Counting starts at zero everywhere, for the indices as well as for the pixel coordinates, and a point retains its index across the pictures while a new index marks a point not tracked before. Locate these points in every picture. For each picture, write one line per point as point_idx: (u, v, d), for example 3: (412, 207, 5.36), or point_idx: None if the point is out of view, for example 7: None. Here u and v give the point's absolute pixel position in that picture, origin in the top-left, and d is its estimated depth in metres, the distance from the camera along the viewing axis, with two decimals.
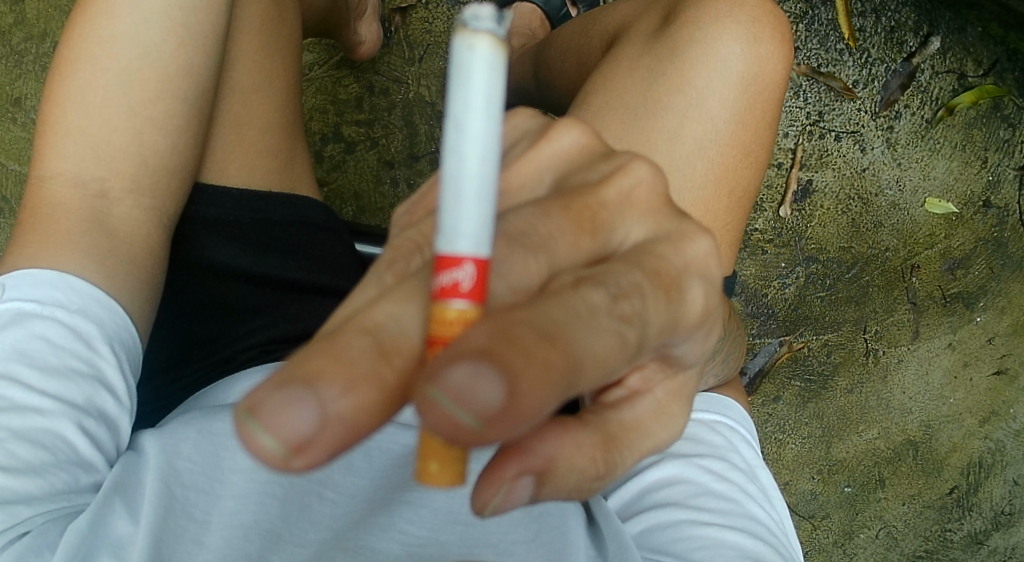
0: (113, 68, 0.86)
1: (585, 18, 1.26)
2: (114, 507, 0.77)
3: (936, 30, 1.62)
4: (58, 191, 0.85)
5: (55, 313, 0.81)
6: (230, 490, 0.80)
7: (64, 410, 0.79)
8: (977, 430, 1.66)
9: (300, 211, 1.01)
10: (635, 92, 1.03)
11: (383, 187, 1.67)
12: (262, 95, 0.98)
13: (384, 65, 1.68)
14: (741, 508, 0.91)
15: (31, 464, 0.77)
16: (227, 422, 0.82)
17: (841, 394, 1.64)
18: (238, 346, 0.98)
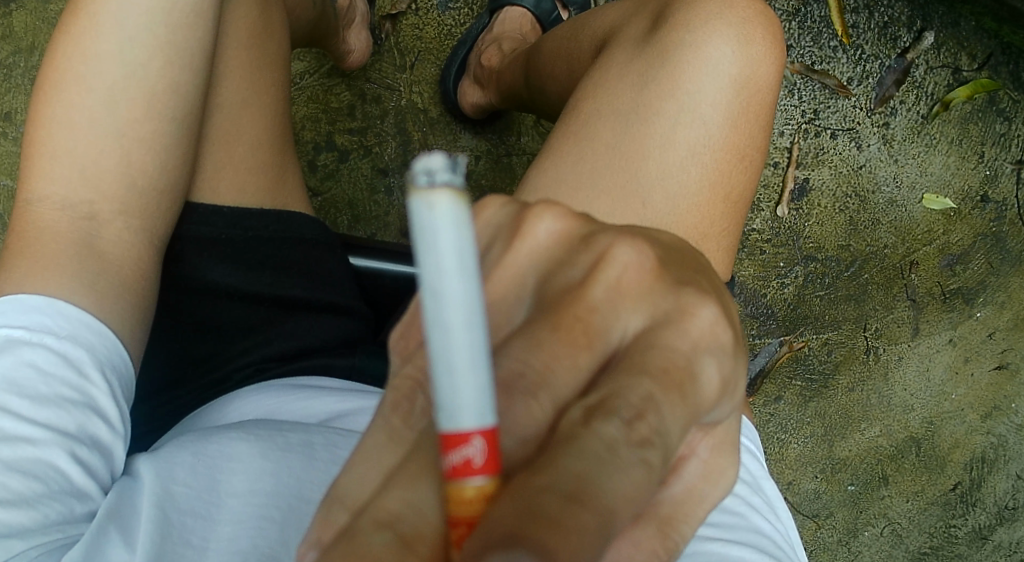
0: (99, 88, 0.85)
1: (575, 23, 1.24)
2: (110, 535, 0.76)
3: (930, 25, 1.62)
4: (46, 214, 0.84)
5: (45, 340, 0.80)
6: (227, 515, 0.78)
7: (56, 439, 0.78)
8: (980, 425, 1.65)
9: (291, 227, 1.00)
10: (627, 97, 1.02)
11: (377, 196, 1.66)
12: (251, 110, 0.98)
13: (376, 72, 1.67)
14: (747, 522, 0.90)
15: (24, 495, 0.75)
16: (224, 444, 0.81)
17: (842, 393, 1.63)
18: (233, 365, 0.98)
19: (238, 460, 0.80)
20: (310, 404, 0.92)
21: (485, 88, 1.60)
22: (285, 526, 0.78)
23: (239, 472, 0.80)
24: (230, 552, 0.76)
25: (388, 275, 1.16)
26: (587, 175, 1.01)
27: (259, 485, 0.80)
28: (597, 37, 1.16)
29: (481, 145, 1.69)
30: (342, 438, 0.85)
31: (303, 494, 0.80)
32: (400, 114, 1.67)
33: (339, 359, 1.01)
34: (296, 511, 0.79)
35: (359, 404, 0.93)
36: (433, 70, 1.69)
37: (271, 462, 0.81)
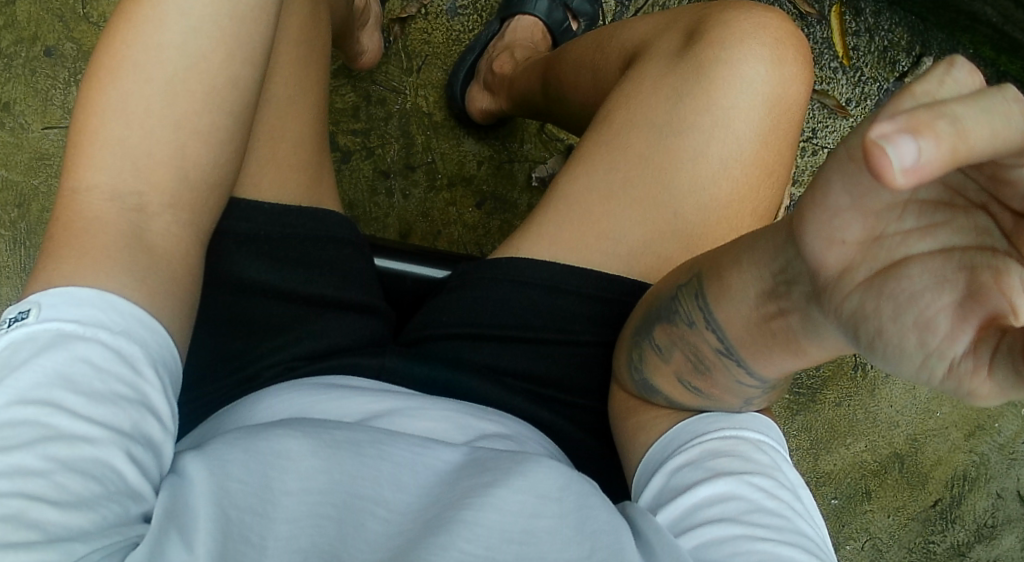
0: (159, 77, 0.87)
1: (598, 35, 1.28)
2: (170, 536, 0.78)
3: (928, 51, 1.70)
4: (95, 205, 0.85)
5: (99, 335, 0.80)
6: (283, 513, 0.82)
7: (113, 438, 0.78)
8: (963, 444, 1.71)
9: (326, 225, 1.04)
10: (660, 110, 1.09)
11: (377, 198, 1.67)
12: (296, 106, 1.02)
13: (382, 75, 1.67)
14: (794, 524, 0.92)
15: (84, 497, 0.75)
16: (271, 441, 0.85)
17: (829, 407, 1.68)
18: (261, 364, 1.00)
19: (290, 458, 0.84)
20: (343, 405, 0.95)
21: (496, 95, 1.61)
22: (341, 522, 0.83)
23: (291, 470, 0.84)
24: (290, 550, 0.80)
25: (409, 276, 1.24)
26: (619, 184, 1.09)
27: (312, 483, 0.84)
28: (626, 50, 1.20)
29: (484, 151, 1.70)
30: (386, 436, 0.89)
31: (355, 491, 0.85)
32: (405, 118, 1.68)
33: (368, 359, 1.03)
34: (349, 507, 0.84)
35: (391, 405, 0.96)
36: (439, 74, 1.70)
37: (322, 460, 0.85)
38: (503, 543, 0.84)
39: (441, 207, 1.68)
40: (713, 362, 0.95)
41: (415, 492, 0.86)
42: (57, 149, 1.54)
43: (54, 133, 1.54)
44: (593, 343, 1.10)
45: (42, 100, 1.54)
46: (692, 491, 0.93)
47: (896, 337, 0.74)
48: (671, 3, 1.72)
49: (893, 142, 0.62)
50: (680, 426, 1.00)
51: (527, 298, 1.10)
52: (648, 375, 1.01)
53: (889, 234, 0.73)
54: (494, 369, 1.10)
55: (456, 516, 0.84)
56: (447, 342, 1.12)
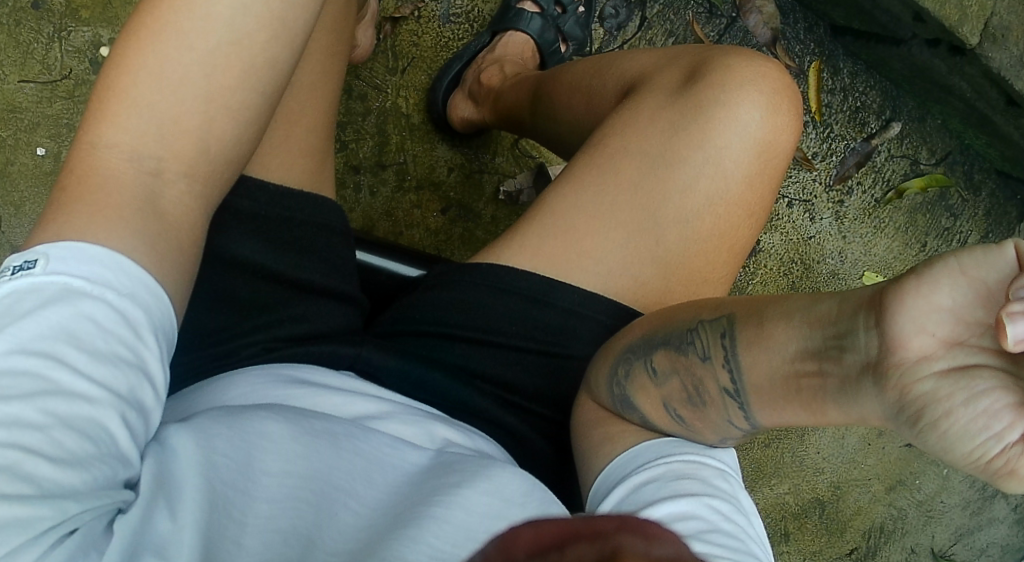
0: (200, 49, 0.90)
1: (596, 61, 1.33)
2: (158, 508, 0.83)
3: (898, 116, 1.80)
4: (113, 162, 0.88)
5: (105, 294, 0.83)
6: (264, 493, 0.85)
7: (110, 400, 0.80)
8: (883, 496, 1.89)
9: (321, 213, 1.07)
10: (655, 141, 1.14)
11: (345, 191, 1.67)
12: (317, 93, 1.06)
13: (366, 71, 1.68)
14: (747, 548, 0.96)
15: (78, 455, 0.78)
16: (253, 422, 0.89)
17: (758, 446, 1.82)
18: (241, 341, 1.03)
19: (271, 440, 0.89)
20: (319, 399, 0.97)
21: (480, 106, 1.63)
22: (317, 509, 0.86)
23: (273, 452, 0.88)
24: (270, 530, 0.83)
25: (385, 272, 1.26)
26: (606, 208, 1.13)
27: (292, 466, 0.87)
28: (625, 80, 1.25)
29: (456, 158, 1.73)
30: (361, 432, 0.94)
31: (331, 481, 0.88)
32: (383, 116, 1.69)
33: (346, 348, 1.08)
34: (325, 494, 0.87)
35: (365, 407, 0.99)
36: (423, 78, 1.72)
37: (301, 445, 0.89)
38: (468, 541, 0.83)
39: (407, 208, 1.70)
40: (713, 399, 1.00)
41: (386, 488, 0.89)
42: (28, 106, 1.52)
43: (29, 89, 1.53)
44: (563, 356, 1.13)
45: (21, 53, 1.53)
46: (656, 504, 0.96)
47: (962, 422, 0.79)
48: (658, 40, 1.75)
49: (1014, 321, 0.73)
50: (647, 445, 1.04)
51: (504, 306, 1.13)
52: (632, 394, 1.05)
53: (970, 344, 0.78)
54: (464, 371, 1.13)
55: (426, 512, 0.84)
56: (416, 340, 1.14)
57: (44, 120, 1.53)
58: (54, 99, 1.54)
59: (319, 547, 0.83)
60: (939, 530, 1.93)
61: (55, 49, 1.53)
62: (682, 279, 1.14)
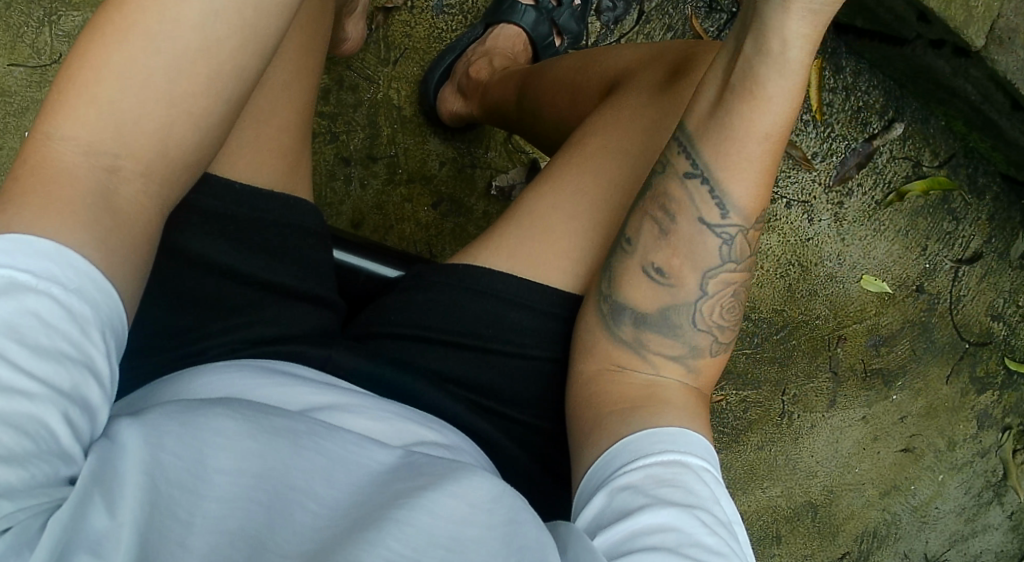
0: (164, 52, 0.90)
1: (584, 57, 1.33)
2: (93, 499, 0.79)
3: (901, 116, 1.76)
4: (65, 155, 0.88)
5: (52, 289, 0.82)
6: (214, 491, 0.83)
7: (52, 397, 0.79)
8: (877, 501, 1.86)
9: (295, 214, 1.09)
10: (636, 141, 1.15)
11: (335, 183, 1.63)
12: (287, 96, 1.08)
13: (358, 61, 1.64)
14: None
15: (15, 452, 0.76)
16: (209, 419, 0.87)
17: (751, 449, 1.79)
18: (210, 342, 1.03)
19: (226, 437, 0.86)
20: (286, 393, 0.96)
21: (469, 100, 1.59)
22: (270, 509, 0.84)
23: (226, 450, 0.85)
24: (217, 531, 0.81)
25: (364, 273, 1.25)
26: (584, 208, 1.15)
27: (245, 465, 0.85)
28: (609, 77, 1.26)
29: (448, 152, 1.68)
30: (324, 430, 0.91)
31: (288, 481, 0.86)
32: (374, 107, 1.65)
33: (314, 349, 1.06)
34: (280, 495, 0.85)
35: (334, 400, 0.98)
36: (415, 70, 1.68)
37: (258, 444, 0.87)
38: (429, 547, 0.84)
39: (396, 202, 1.66)
40: (681, 205, 1.07)
41: (348, 489, 0.87)
42: (18, 90, 1.49)
43: (19, 73, 1.49)
44: (538, 358, 1.13)
45: (11, 37, 1.48)
46: (631, 517, 0.92)
47: None
48: (656, 34, 1.71)
49: None
50: (624, 442, 1.00)
51: (479, 308, 1.13)
52: (619, 294, 1.09)
53: None
54: (438, 374, 1.13)
55: (388, 515, 0.84)
56: (392, 341, 1.14)
57: (34, 105, 1.49)
58: (43, 84, 1.50)
59: (271, 550, 0.82)
60: (933, 536, 1.90)
61: (46, 33, 1.49)
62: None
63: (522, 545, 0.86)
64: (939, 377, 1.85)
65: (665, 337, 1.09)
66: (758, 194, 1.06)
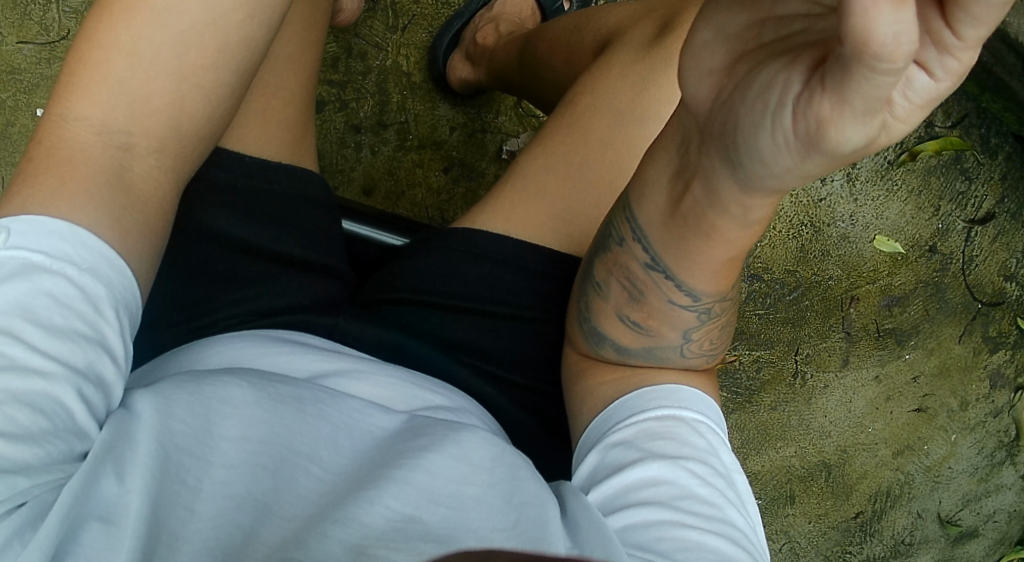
0: (174, 27, 0.91)
1: (576, 17, 1.31)
2: (104, 471, 0.81)
3: None
4: (81, 135, 0.90)
5: (65, 269, 0.84)
6: (221, 458, 0.85)
7: (66, 375, 0.82)
8: (890, 461, 1.86)
9: (303, 185, 1.09)
10: (626, 97, 1.13)
11: (347, 151, 1.64)
12: (292, 66, 1.08)
13: (365, 29, 1.63)
14: (723, 514, 0.93)
15: (31, 430, 0.79)
16: (218, 386, 0.88)
17: (764, 409, 1.80)
18: (220, 314, 1.04)
19: (232, 405, 0.87)
20: (293, 359, 0.98)
21: (477, 66, 1.59)
22: (276, 475, 0.85)
23: (234, 417, 0.87)
24: (223, 496, 0.83)
25: (373, 242, 1.26)
26: (577, 165, 1.13)
27: (252, 431, 0.86)
28: (601, 35, 1.24)
29: (458, 117, 1.68)
30: (328, 396, 0.92)
31: (292, 446, 0.87)
32: (384, 74, 1.65)
33: (321, 318, 1.08)
34: (284, 461, 0.86)
35: (339, 366, 0.99)
36: (423, 36, 1.67)
37: (264, 411, 0.88)
38: (430, 505, 0.85)
39: (408, 167, 1.66)
40: (646, 283, 1.05)
41: (351, 455, 0.89)
42: (28, 67, 1.50)
43: (28, 50, 1.50)
44: (538, 320, 1.13)
45: (19, 15, 1.50)
46: (623, 472, 0.95)
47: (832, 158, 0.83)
48: None
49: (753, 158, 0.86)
50: (619, 402, 1.03)
51: (478, 271, 1.12)
52: (597, 322, 1.07)
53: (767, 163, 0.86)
54: (442, 340, 1.12)
55: (387, 475, 0.86)
56: (393, 307, 1.14)
57: (42, 80, 1.50)
58: (53, 60, 1.51)
59: (275, 514, 0.83)
60: (946, 496, 1.90)
61: (54, 10, 1.50)
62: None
63: (520, 502, 0.87)
64: (951, 337, 1.84)
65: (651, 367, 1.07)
66: (719, 277, 1.03)
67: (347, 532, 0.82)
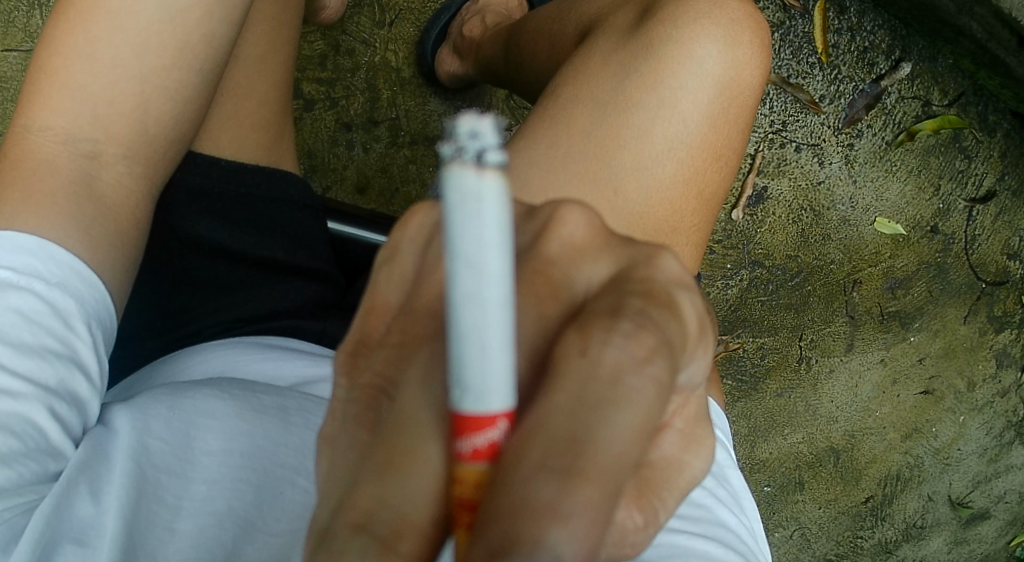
0: (132, 28, 0.89)
1: (559, 6, 1.28)
2: (78, 490, 0.80)
3: (908, 56, 1.72)
4: (46, 145, 0.88)
5: (33, 285, 0.83)
6: (201, 474, 0.83)
7: (36, 394, 0.81)
8: (899, 444, 1.84)
9: (283, 187, 1.07)
10: (606, 87, 1.02)
11: (338, 149, 1.62)
12: (265, 65, 1.05)
13: (353, 25, 1.60)
14: (711, 516, 0.95)
15: (2, 453, 0.79)
16: (196, 398, 0.86)
17: (770, 396, 1.77)
18: (205, 322, 1.02)
19: (213, 417, 0.85)
20: (278, 366, 0.96)
21: (464, 59, 1.56)
22: (260, 489, 0.84)
23: (213, 430, 0.85)
24: (204, 513, 0.81)
25: (362, 243, 1.22)
26: (558, 160, 1.01)
27: (233, 444, 0.85)
28: (584, 23, 1.19)
29: (450, 112, 1.66)
30: (314, 405, 0.91)
31: (277, 458, 0.85)
32: (372, 71, 1.63)
33: (310, 323, 1.07)
34: (269, 473, 0.85)
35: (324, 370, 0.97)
36: (411, 31, 1.64)
37: (247, 422, 0.86)
38: None
39: (401, 163, 1.64)
40: None
41: None
42: (12, 75, 1.48)
43: (12, 57, 1.48)
44: None
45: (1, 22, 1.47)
46: None
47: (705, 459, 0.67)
48: None
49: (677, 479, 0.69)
50: None
51: None
52: None
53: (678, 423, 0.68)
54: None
55: None
56: None
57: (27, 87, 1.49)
58: None
59: (260, 530, 0.82)
60: (956, 477, 1.88)
61: (37, 15, 1.48)
62: (647, 233, 1.01)
63: None
64: (956, 317, 1.82)
65: None
66: None
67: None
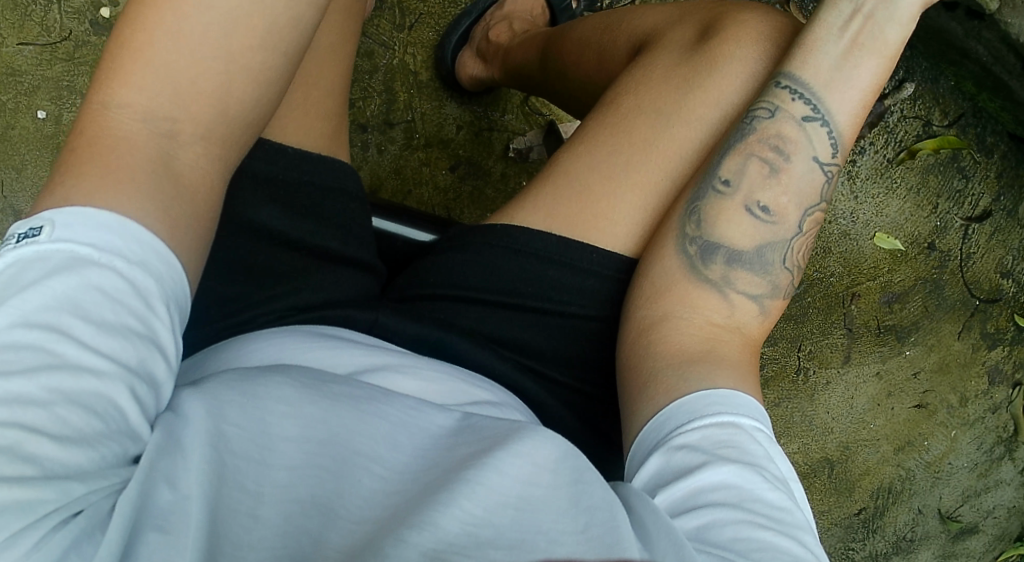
0: (218, 7, 0.88)
1: (606, 17, 1.31)
2: (158, 474, 0.78)
3: (911, 77, 1.76)
4: (125, 123, 0.87)
5: (114, 263, 0.82)
6: (280, 460, 0.82)
7: (118, 373, 0.79)
8: (892, 456, 1.88)
9: (340, 177, 1.10)
10: (670, 99, 1.12)
11: (352, 149, 1.65)
12: (332, 58, 1.09)
13: (373, 28, 1.64)
14: (795, 517, 0.87)
15: (85, 433, 0.77)
16: (268, 387, 0.85)
17: (768, 406, 1.81)
18: (258, 310, 1.05)
19: (287, 404, 0.85)
20: (337, 355, 0.96)
21: (489, 63, 1.60)
22: (337, 476, 0.82)
23: (290, 417, 0.84)
24: (286, 500, 0.80)
25: (400, 238, 1.26)
26: (620, 170, 1.12)
27: (310, 431, 0.84)
28: (636, 37, 1.24)
29: (465, 115, 1.69)
30: (382, 395, 0.89)
31: (351, 445, 0.84)
32: (391, 73, 1.66)
33: (360, 313, 1.06)
34: (345, 461, 0.83)
35: (383, 362, 0.97)
36: (430, 35, 1.68)
37: (321, 410, 0.85)
38: (499, 508, 0.80)
39: (414, 166, 1.67)
40: (796, 144, 1.08)
41: (411, 452, 0.86)
42: (29, 68, 1.50)
43: (29, 51, 1.50)
44: (581, 316, 1.11)
45: (20, 15, 1.49)
46: (691, 474, 0.88)
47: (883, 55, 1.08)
48: None
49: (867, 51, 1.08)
50: (678, 403, 0.94)
51: (519, 266, 1.12)
52: (714, 222, 1.07)
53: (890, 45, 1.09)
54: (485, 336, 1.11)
55: (454, 477, 0.81)
56: (428, 302, 1.14)
57: (43, 81, 1.50)
58: (54, 62, 1.51)
59: (342, 517, 0.80)
60: (946, 492, 1.93)
61: (55, 11, 1.50)
62: None
63: (589, 505, 0.82)
64: (951, 333, 1.87)
65: (756, 275, 1.07)
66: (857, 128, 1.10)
67: (423, 537, 0.77)
